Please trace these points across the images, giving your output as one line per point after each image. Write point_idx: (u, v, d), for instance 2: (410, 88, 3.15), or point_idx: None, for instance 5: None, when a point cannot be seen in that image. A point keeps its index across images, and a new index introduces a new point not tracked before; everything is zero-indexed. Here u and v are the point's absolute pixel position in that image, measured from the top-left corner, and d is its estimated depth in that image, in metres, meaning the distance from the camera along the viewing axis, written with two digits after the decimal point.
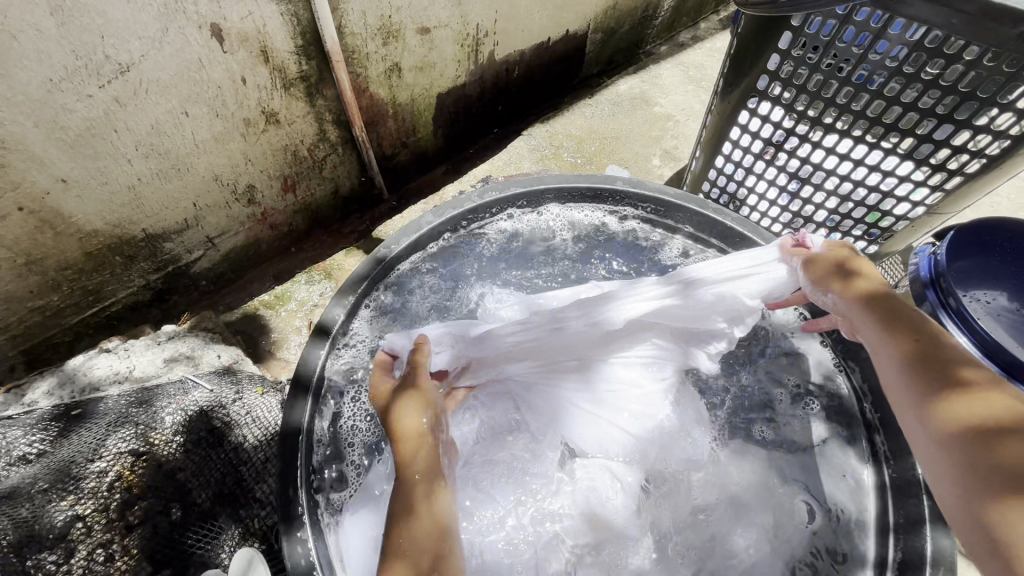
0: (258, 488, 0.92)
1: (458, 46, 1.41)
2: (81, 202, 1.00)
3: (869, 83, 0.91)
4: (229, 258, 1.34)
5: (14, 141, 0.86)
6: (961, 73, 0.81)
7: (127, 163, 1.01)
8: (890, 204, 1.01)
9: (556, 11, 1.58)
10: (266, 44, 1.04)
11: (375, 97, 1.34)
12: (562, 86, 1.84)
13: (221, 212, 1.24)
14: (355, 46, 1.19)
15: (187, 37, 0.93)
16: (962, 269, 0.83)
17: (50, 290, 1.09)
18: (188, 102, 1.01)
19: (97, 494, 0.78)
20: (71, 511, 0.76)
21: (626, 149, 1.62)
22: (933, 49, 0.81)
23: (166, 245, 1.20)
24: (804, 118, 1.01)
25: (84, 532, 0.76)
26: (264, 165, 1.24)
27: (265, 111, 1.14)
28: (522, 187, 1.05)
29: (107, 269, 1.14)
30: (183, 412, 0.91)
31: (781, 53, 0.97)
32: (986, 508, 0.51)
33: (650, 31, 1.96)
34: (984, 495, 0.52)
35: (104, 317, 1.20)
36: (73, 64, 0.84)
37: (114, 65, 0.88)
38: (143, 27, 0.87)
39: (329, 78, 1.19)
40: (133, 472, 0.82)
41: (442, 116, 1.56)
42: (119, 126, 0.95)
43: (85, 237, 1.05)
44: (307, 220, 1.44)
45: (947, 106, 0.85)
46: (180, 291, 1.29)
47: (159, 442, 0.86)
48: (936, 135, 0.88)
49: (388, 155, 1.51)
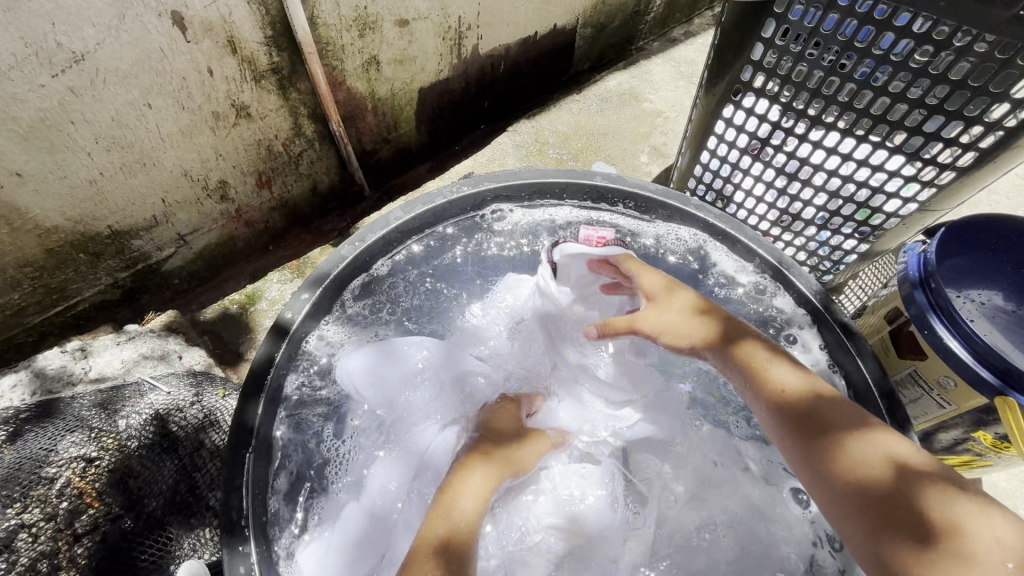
0: (210, 496, 0.93)
1: (440, 39, 1.38)
2: (39, 197, 0.97)
3: (855, 72, 0.86)
4: (202, 257, 1.30)
5: None
6: (950, 61, 0.77)
7: (86, 157, 0.97)
8: (881, 201, 0.96)
9: (543, 5, 1.55)
10: (233, 34, 1.00)
11: (353, 91, 1.30)
12: (550, 82, 1.80)
13: (192, 209, 1.20)
14: (330, 38, 1.16)
15: (146, 25, 0.89)
16: (954, 267, 0.79)
17: (10, 288, 1.05)
18: (150, 93, 0.97)
19: (45, 502, 0.73)
20: (15, 519, 0.70)
21: (614, 146, 1.58)
22: (922, 36, 0.77)
23: (134, 242, 1.16)
24: (790, 110, 0.97)
25: (27, 541, 0.70)
26: (236, 160, 1.20)
27: (235, 104, 1.11)
28: (497, 182, 1.00)
29: (71, 267, 1.10)
30: (139, 414, 0.87)
31: (765, 42, 0.93)
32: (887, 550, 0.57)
33: (642, 26, 1.92)
34: (886, 556, 0.57)
35: (70, 316, 1.17)
36: (22, 52, 0.81)
37: (67, 53, 0.85)
38: (97, 14, 0.84)
39: (302, 70, 1.15)
40: (84, 479, 0.77)
41: (425, 112, 1.52)
42: (77, 117, 0.92)
43: (45, 234, 1.02)
44: (283, 217, 1.40)
45: (938, 96, 0.81)
46: (150, 290, 1.26)
47: (113, 446, 0.82)
48: (927, 127, 0.84)
49: (368, 151, 1.47)
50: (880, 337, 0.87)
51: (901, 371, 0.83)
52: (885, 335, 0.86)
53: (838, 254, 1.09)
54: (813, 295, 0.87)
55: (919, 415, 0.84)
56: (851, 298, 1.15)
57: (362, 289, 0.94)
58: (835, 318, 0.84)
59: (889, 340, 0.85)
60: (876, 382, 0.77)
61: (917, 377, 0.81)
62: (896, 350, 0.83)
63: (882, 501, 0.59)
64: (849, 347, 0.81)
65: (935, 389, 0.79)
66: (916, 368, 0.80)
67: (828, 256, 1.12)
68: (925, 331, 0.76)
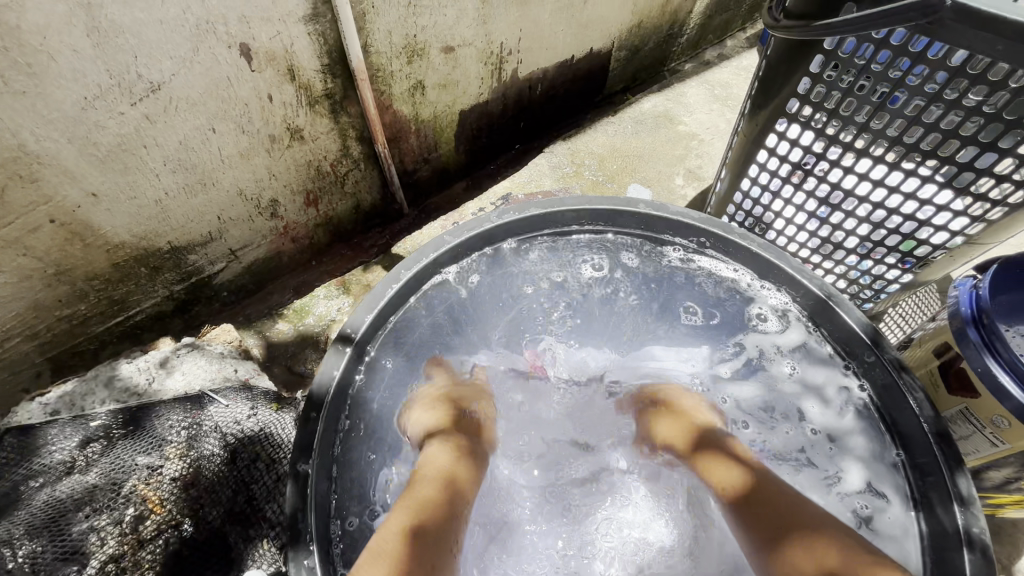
0: (268, 507, 0.92)
1: (482, 64, 1.42)
2: (110, 215, 1.02)
3: (905, 110, 0.87)
4: (250, 271, 1.36)
5: (50, 156, 0.88)
6: (1005, 101, 0.77)
7: (155, 178, 1.03)
8: (927, 233, 0.95)
9: (581, 29, 1.58)
10: (293, 63, 1.06)
11: (399, 114, 1.35)
12: (585, 102, 1.84)
13: (244, 225, 1.26)
14: (380, 64, 1.21)
15: (217, 56, 0.95)
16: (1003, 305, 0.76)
17: (78, 300, 1.10)
18: (215, 119, 1.03)
19: (113, 508, 0.81)
20: (88, 523, 0.79)
21: (649, 168, 1.59)
22: (976, 75, 0.77)
23: (190, 257, 1.22)
24: (835, 143, 0.98)
25: (98, 543, 0.78)
26: (287, 180, 1.25)
27: (290, 127, 1.16)
28: (541, 209, 1.01)
29: (133, 280, 1.16)
30: (198, 427, 0.92)
31: (812, 76, 0.95)
32: (789, 554, 0.71)
33: (675, 47, 1.95)
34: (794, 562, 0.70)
35: (129, 325, 1.22)
36: (107, 83, 0.86)
37: (146, 83, 0.90)
38: (175, 47, 0.89)
39: (353, 95, 1.21)
40: (148, 488, 0.83)
41: (465, 132, 1.56)
42: (150, 142, 0.97)
43: (113, 249, 1.07)
44: (327, 234, 1.46)
45: (992, 133, 0.80)
46: (202, 301, 1.31)
47: (174, 457, 0.87)
48: (977, 164, 0.84)
49: (409, 170, 1.52)
50: (927, 371, 0.87)
51: (951, 409, 0.82)
52: (933, 371, 0.85)
53: (880, 283, 1.09)
54: (860, 328, 0.86)
55: (968, 452, 0.83)
56: (891, 329, 1.18)
57: (430, 301, 0.99)
58: (892, 356, 0.83)
59: (937, 375, 0.84)
60: (930, 420, 0.77)
61: (968, 415, 0.80)
62: (946, 385, 0.82)
63: (793, 527, 0.73)
64: (902, 387, 0.80)
65: (987, 427, 0.78)
66: (967, 406, 0.79)
67: (868, 285, 1.11)
68: (976, 368, 0.76)
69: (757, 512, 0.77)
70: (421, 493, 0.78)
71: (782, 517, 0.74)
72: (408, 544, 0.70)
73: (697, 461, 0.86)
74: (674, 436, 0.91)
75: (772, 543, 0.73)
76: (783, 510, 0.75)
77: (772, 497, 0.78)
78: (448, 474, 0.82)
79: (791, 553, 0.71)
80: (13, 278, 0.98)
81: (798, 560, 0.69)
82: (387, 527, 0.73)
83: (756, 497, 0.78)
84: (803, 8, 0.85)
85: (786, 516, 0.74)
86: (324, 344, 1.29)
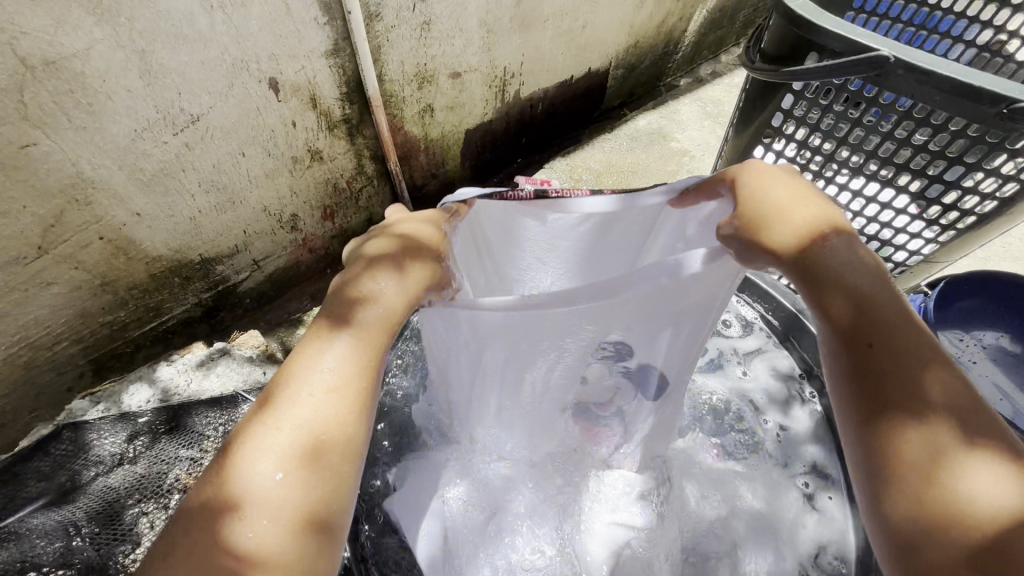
0: None
1: (487, 86, 1.52)
2: (150, 232, 1.13)
3: (865, 144, 0.97)
4: (271, 280, 1.46)
5: (102, 181, 0.99)
6: (948, 140, 0.86)
7: (191, 198, 1.14)
8: (890, 251, 1.06)
9: (579, 52, 1.68)
10: (315, 92, 1.17)
11: (409, 134, 1.45)
12: (584, 119, 1.94)
13: (267, 238, 1.36)
14: (393, 91, 1.31)
15: (248, 90, 1.06)
16: (958, 310, 0.90)
17: (118, 307, 1.21)
18: (245, 144, 1.13)
19: (161, 494, 0.91)
20: (139, 508, 0.89)
21: (643, 184, 1.70)
22: (922, 119, 0.87)
23: (218, 267, 1.32)
24: (807, 170, 1.07)
25: (148, 525, 0.88)
26: (307, 197, 1.36)
27: (311, 149, 1.26)
28: None
29: (167, 289, 1.26)
30: (234, 424, 1.04)
31: (783, 112, 1.04)
32: (890, 429, 0.43)
33: (670, 65, 2.05)
34: (896, 441, 0.43)
35: (161, 330, 1.32)
36: (154, 117, 0.97)
37: (186, 116, 1.01)
38: (213, 84, 1.00)
39: (368, 119, 1.31)
40: (190, 476, 0.94)
41: (470, 149, 1.66)
42: (188, 166, 1.08)
43: (151, 261, 1.18)
44: (341, 244, 1.56)
45: (940, 169, 0.90)
46: (227, 307, 1.42)
47: (212, 450, 0.98)
48: (928, 194, 0.94)
49: (418, 185, 1.62)
50: None
51: None
52: None
53: None
54: None
55: None
56: None
57: None
58: None
59: None
60: None
61: None
62: None
63: (884, 396, 0.44)
64: None
65: None
66: None
67: None
68: None
69: (861, 370, 0.46)
70: (340, 376, 0.48)
71: (939, 434, 0.41)
72: (360, 410, 0.48)
73: (751, 204, 0.56)
74: (773, 196, 0.55)
75: (866, 415, 0.45)
76: (902, 372, 0.44)
77: (907, 358, 0.45)
78: (392, 329, 0.52)
79: (899, 432, 0.43)
80: (64, 289, 1.09)
81: (915, 433, 0.42)
82: (320, 416, 0.46)
83: (899, 363, 0.45)
84: (775, 52, 0.95)
85: (916, 376, 0.44)
86: None
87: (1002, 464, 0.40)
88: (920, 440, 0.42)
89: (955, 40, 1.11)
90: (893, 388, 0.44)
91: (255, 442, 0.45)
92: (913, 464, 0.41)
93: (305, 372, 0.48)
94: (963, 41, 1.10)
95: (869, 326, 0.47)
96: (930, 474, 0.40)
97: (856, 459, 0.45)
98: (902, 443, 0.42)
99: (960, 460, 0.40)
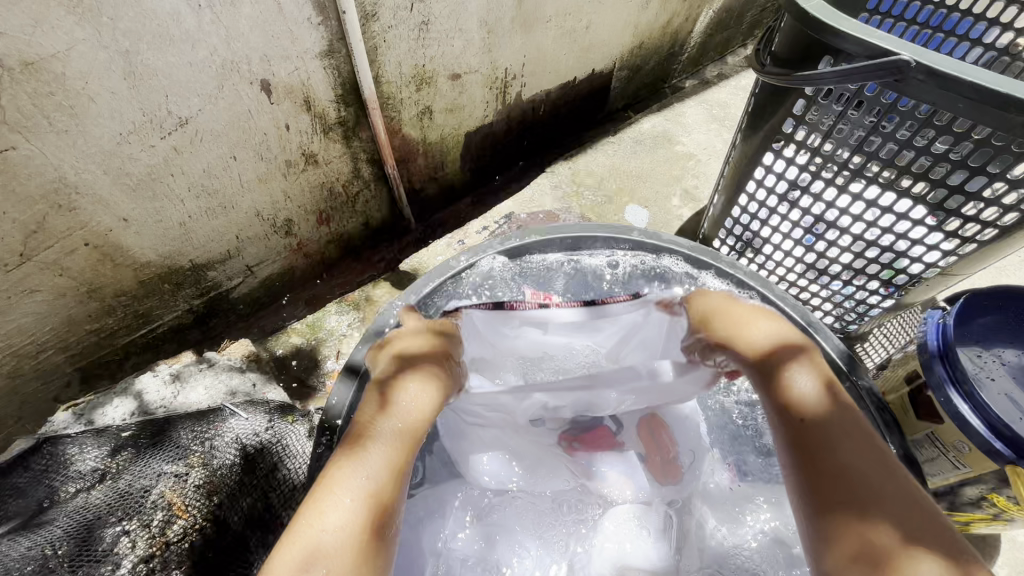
0: (285, 514, 1.01)
1: (488, 88, 1.49)
2: (138, 237, 1.09)
3: (880, 152, 0.93)
4: (265, 285, 1.43)
5: (86, 186, 0.96)
6: (970, 150, 0.82)
7: (180, 204, 1.10)
8: (905, 263, 1.01)
9: (583, 53, 1.64)
10: (310, 95, 1.13)
11: (408, 137, 1.42)
12: (587, 120, 1.90)
13: (261, 243, 1.33)
14: (390, 93, 1.28)
15: (239, 92, 1.02)
16: (981, 327, 0.84)
17: (106, 315, 1.17)
18: (236, 148, 1.10)
19: (143, 512, 0.87)
20: (120, 527, 0.85)
21: (647, 189, 1.66)
22: (942, 126, 0.83)
23: (210, 273, 1.29)
24: (818, 178, 1.03)
25: (129, 545, 0.84)
26: (301, 202, 1.33)
27: (305, 153, 1.23)
28: (542, 235, 1.09)
29: (157, 295, 1.23)
30: (222, 438, 1.00)
31: (795, 118, 1.00)
32: (843, 522, 0.60)
33: (676, 66, 2.01)
34: (844, 536, 0.59)
35: (151, 337, 1.29)
36: (140, 120, 0.94)
37: (174, 119, 0.97)
38: (202, 86, 0.96)
39: (365, 121, 1.27)
40: (174, 493, 0.90)
41: (470, 152, 1.63)
42: (176, 170, 1.04)
43: (140, 268, 1.15)
44: (337, 248, 1.52)
45: (959, 178, 0.86)
46: (219, 313, 1.38)
47: (198, 464, 0.94)
48: (947, 205, 0.90)
49: (417, 189, 1.58)
50: (898, 397, 0.93)
51: (918, 433, 0.88)
52: (903, 397, 0.91)
53: (862, 307, 1.15)
54: (838, 355, 0.94)
55: (935, 474, 0.89)
56: (872, 353, 1.23)
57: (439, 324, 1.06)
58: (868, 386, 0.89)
59: (907, 401, 0.90)
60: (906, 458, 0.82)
61: (934, 439, 0.86)
62: (914, 412, 0.89)
63: (845, 487, 0.61)
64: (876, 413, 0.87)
65: (951, 451, 0.84)
66: (934, 432, 0.85)
67: (852, 309, 1.17)
68: (940, 398, 0.82)
69: (820, 471, 0.63)
70: (373, 484, 0.64)
71: (876, 522, 0.58)
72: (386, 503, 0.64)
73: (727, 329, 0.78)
74: (718, 306, 0.81)
75: (819, 509, 0.62)
76: (851, 475, 0.62)
77: (860, 447, 0.63)
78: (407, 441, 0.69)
79: (863, 529, 0.58)
80: (48, 296, 1.06)
81: (863, 528, 0.58)
82: (345, 517, 0.61)
83: (836, 463, 0.63)
84: (786, 55, 0.92)
85: (865, 475, 0.61)
86: (336, 358, 1.36)
87: (938, 556, 0.55)
88: (888, 532, 0.57)
89: (973, 44, 1.07)
90: (841, 485, 0.61)
91: (313, 517, 0.61)
92: (849, 545, 0.58)
93: (359, 466, 0.65)
94: (982, 45, 1.06)
95: (815, 434, 0.65)
96: (886, 560, 0.56)
97: (812, 546, 0.62)
98: (879, 539, 0.57)
99: (902, 550, 0.56)
